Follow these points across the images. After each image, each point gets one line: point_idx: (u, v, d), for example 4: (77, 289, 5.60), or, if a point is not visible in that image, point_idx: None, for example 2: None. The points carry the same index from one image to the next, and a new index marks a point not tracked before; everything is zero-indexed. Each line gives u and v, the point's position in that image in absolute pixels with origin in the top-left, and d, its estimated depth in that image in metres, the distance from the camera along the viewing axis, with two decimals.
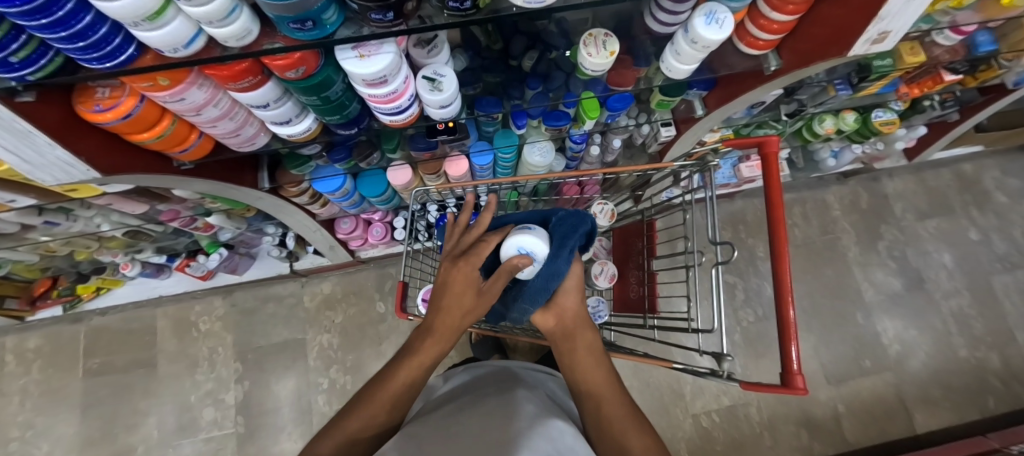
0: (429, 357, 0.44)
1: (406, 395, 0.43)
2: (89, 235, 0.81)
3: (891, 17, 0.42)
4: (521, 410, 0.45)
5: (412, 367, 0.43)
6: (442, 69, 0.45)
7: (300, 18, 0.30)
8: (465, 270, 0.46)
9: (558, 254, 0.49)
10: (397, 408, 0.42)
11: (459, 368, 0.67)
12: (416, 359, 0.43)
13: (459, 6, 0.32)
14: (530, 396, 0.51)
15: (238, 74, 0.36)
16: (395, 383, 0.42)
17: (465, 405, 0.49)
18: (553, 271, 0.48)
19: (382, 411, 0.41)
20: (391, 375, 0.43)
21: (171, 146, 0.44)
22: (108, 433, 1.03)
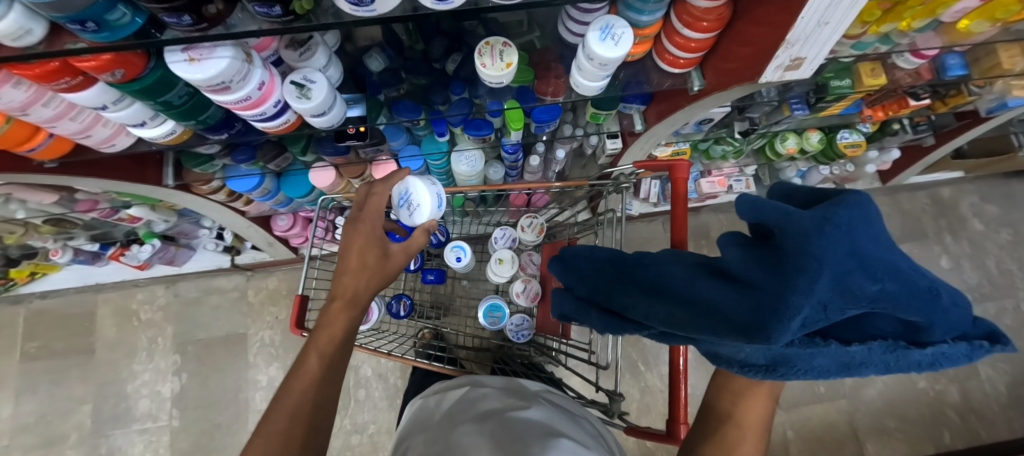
0: (340, 329, 0.39)
1: (330, 378, 0.36)
2: (13, 222, 0.78)
3: (800, 41, 0.39)
4: (524, 432, 0.40)
5: (327, 347, 0.37)
6: (314, 76, 0.42)
7: (75, 18, 0.26)
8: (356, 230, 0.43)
9: (872, 362, 0.24)
10: (323, 398, 0.35)
11: (460, 379, 0.59)
12: (325, 333, 0.38)
13: (268, 11, 0.29)
14: (541, 413, 0.45)
15: (49, 74, 0.32)
16: (310, 366, 0.36)
17: (469, 426, 0.42)
18: (846, 366, 0.25)
19: (294, 417, 0.33)
20: (302, 362, 0.36)
21: (15, 143, 0.41)
22: (41, 419, 1.02)
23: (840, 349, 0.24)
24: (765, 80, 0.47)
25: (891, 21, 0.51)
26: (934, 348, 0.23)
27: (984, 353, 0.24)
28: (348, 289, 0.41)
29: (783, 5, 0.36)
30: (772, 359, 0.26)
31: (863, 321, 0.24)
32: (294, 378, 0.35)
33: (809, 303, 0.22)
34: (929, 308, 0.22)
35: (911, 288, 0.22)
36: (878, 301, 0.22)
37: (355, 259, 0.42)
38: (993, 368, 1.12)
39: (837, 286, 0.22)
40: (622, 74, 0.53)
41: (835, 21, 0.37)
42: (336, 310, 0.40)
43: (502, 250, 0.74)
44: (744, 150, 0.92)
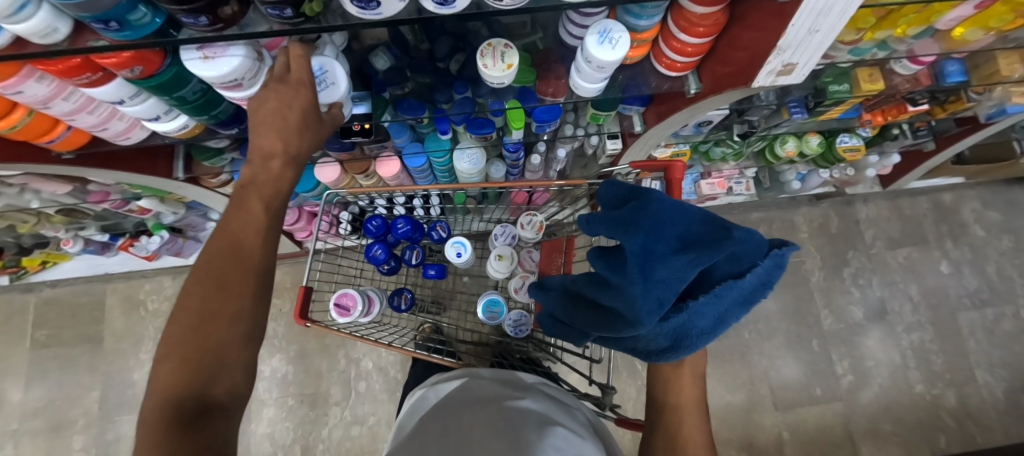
0: (285, 182, 0.41)
1: (272, 228, 0.39)
2: (26, 211, 0.80)
3: (792, 48, 0.41)
4: (521, 420, 0.41)
5: (267, 193, 0.40)
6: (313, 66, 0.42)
7: (99, 18, 0.27)
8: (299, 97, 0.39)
9: (732, 307, 0.31)
10: (265, 246, 0.38)
11: (453, 373, 0.60)
12: (268, 186, 0.40)
13: (279, 13, 0.30)
14: (538, 406, 0.46)
15: (72, 69, 0.33)
16: (254, 215, 0.38)
17: (462, 416, 0.43)
18: (721, 318, 0.32)
19: (242, 259, 0.36)
20: (244, 210, 0.38)
21: (35, 135, 0.43)
22: (50, 405, 1.05)
23: (702, 305, 0.30)
24: (758, 84, 0.49)
25: (886, 28, 0.52)
26: (751, 272, 0.30)
27: (783, 258, 0.31)
28: (281, 143, 0.40)
29: (776, 12, 0.37)
30: (674, 338, 0.33)
31: (709, 274, 0.31)
32: (235, 225, 0.37)
33: (654, 287, 0.30)
34: (728, 248, 0.29)
35: (708, 242, 0.30)
36: (695, 262, 0.29)
37: (298, 116, 0.39)
38: (990, 374, 1.12)
39: (660, 267, 0.30)
40: (621, 76, 0.54)
41: (825, 28, 0.38)
42: (272, 165, 0.40)
43: (502, 247, 0.76)
44: (744, 152, 0.93)
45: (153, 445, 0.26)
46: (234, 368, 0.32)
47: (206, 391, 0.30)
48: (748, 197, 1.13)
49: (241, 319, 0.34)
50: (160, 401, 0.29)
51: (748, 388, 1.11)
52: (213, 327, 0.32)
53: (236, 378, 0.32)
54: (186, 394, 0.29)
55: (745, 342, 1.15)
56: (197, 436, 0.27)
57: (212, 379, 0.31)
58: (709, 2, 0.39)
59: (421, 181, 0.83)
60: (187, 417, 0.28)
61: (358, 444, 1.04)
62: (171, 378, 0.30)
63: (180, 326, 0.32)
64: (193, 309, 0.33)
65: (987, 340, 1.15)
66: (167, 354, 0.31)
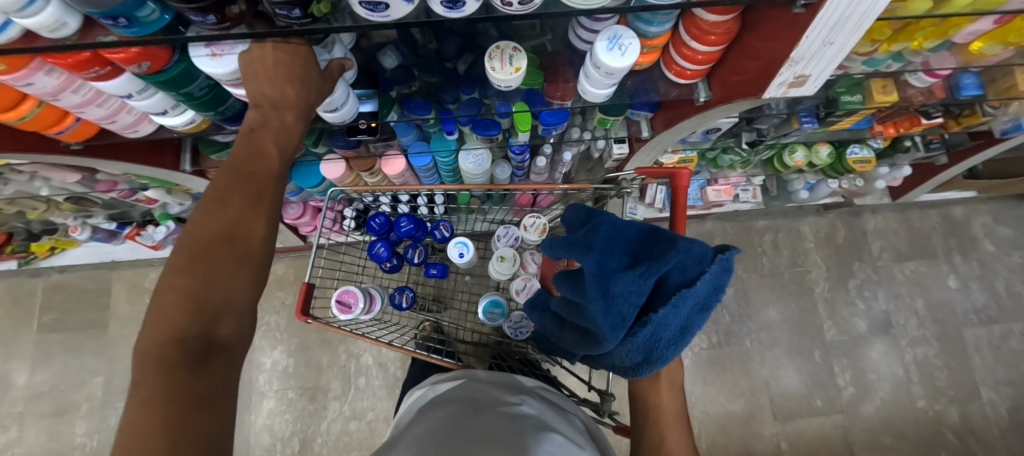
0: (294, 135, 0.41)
1: (279, 177, 0.40)
2: (36, 198, 0.81)
3: (805, 59, 0.41)
4: (516, 424, 0.41)
5: (282, 139, 0.40)
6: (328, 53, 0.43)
7: (108, 15, 0.27)
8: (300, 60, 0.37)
9: (692, 314, 0.34)
10: (273, 193, 0.39)
11: (450, 373, 0.61)
12: (278, 135, 0.40)
13: (288, 14, 0.30)
14: (535, 410, 0.46)
15: (82, 64, 0.34)
16: (268, 161, 0.39)
17: (462, 421, 0.42)
18: (683, 326, 0.35)
19: (254, 204, 0.37)
20: (257, 153, 0.38)
21: (44, 126, 0.43)
22: (55, 388, 1.06)
23: (662, 317, 0.34)
24: (768, 96, 0.49)
25: (902, 40, 0.51)
26: (701, 281, 0.33)
27: (729, 261, 0.35)
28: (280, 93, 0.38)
29: (791, 23, 0.36)
30: (645, 353, 0.36)
31: (665, 284, 0.34)
32: (247, 167, 0.38)
33: (606, 304, 0.34)
34: (674, 258, 0.33)
35: (656, 256, 0.34)
36: (646, 274, 0.33)
37: (300, 69, 0.38)
38: (995, 392, 1.11)
39: (621, 280, 0.33)
40: (629, 82, 0.54)
41: (839, 41, 0.38)
42: (287, 113, 0.39)
43: (504, 248, 0.75)
44: (752, 160, 0.92)
45: (158, 375, 0.27)
46: (239, 306, 0.33)
47: (213, 323, 0.31)
48: (754, 205, 1.12)
49: (249, 259, 0.35)
50: (167, 328, 0.29)
51: (747, 397, 1.11)
52: (224, 262, 0.33)
53: (240, 315, 0.33)
54: (194, 326, 0.30)
55: (746, 350, 1.14)
56: (201, 373, 0.28)
57: (218, 315, 0.32)
58: (722, 11, 0.38)
59: (426, 180, 0.82)
60: (199, 347, 0.29)
61: (356, 439, 1.05)
62: (176, 307, 0.30)
63: (187, 257, 0.33)
64: (202, 245, 0.33)
65: (992, 357, 1.13)
66: (172, 283, 0.31)
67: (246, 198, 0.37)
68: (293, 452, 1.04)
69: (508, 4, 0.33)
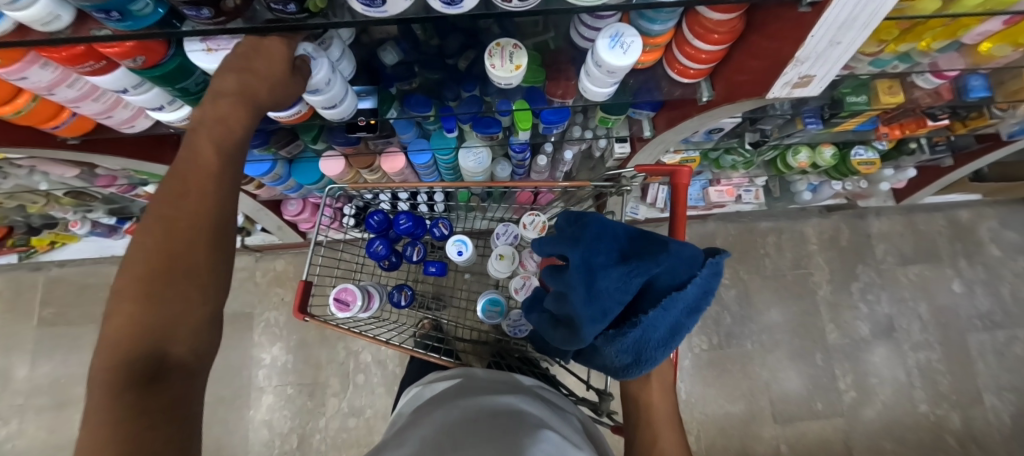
0: (240, 125, 0.33)
1: (230, 176, 0.32)
2: (36, 193, 0.81)
3: (810, 60, 0.40)
4: (512, 424, 0.40)
5: (221, 131, 0.32)
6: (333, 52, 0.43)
7: (100, 8, 0.27)
8: (270, 50, 0.33)
9: (681, 316, 0.35)
10: (225, 193, 0.32)
11: (449, 371, 0.61)
12: (219, 127, 0.32)
13: (284, 8, 0.30)
14: (534, 412, 0.45)
15: (77, 58, 0.33)
16: (207, 160, 0.31)
17: (461, 424, 0.41)
18: (672, 328, 0.35)
19: (200, 207, 0.30)
20: (195, 153, 0.31)
21: (41, 121, 0.43)
22: (56, 382, 1.07)
23: (652, 318, 0.34)
24: (773, 96, 0.48)
25: (910, 41, 0.50)
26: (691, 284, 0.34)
27: (719, 266, 0.36)
28: (238, 83, 0.32)
29: (798, 22, 0.35)
30: (635, 354, 0.36)
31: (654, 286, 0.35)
32: (187, 169, 0.31)
33: (591, 301, 0.34)
34: (664, 259, 0.34)
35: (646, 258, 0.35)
36: (635, 273, 0.33)
37: (272, 61, 0.33)
38: (997, 398, 1.10)
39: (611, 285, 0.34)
40: (632, 81, 0.53)
41: (846, 41, 0.37)
42: (224, 103, 0.32)
43: (503, 246, 0.75)
44: (755, 161, 0.91)
45: (100, 406, 0.23)
46: (194, 324, 0.28)
47: (165, 350, 0.26)
48: (756, 206, 1.11)
49: (199, 273, 0.29)
50: (113, 360, 0.24)
51: (748, 399, 1.10)
52: (170, 281, 0.27)
53: (198, 336, 0.28)
54: (139, 355, 0.25)
55: (747, 352, 1.13)
56: (148, 401, 0.24)
57: (172, 335, 0.27)
58: (726, 9, 0.38)
59: (426, 178, 0.82)
60: (144, 379, 0.24)
61: (354, 436, 1.05)
62: (124, 335, 0.25)
63: (129, 279, 0.27)
64: (143, 266, 0.27)
65: (996, 362, 1.12)
66: (114, 310, 0.26)
67: (184, 204, 0.29)
68: (292, 449, 1.04)
69: None
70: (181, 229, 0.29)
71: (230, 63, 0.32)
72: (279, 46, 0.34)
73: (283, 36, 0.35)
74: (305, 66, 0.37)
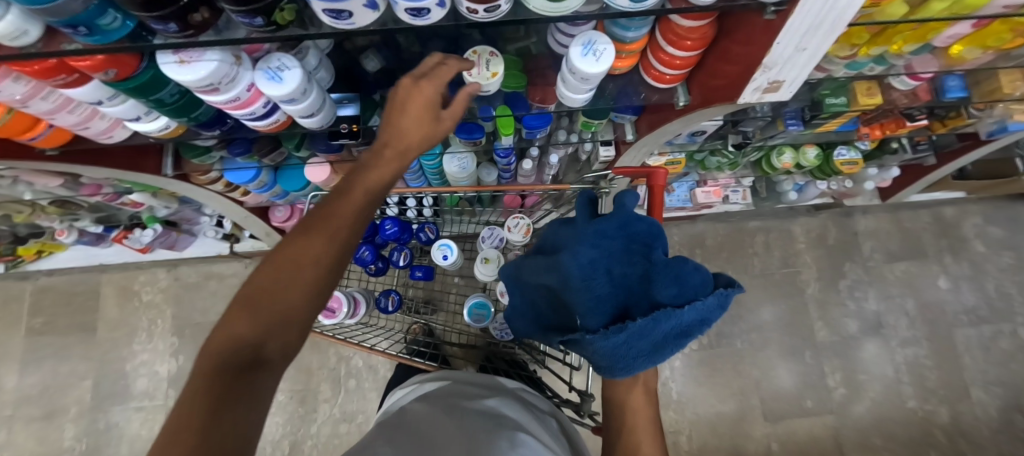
0: (401, 161, 0.36)
1: (381, 197, 0.34)
2: (20, 202, 0.81)
3: (778, 65, 0.41)
4: (492, 426, 0.41)
5: (394, 163, 0.35)
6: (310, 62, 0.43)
7: (67, 23, 0.27)
8: (425, 89, 0.37)
9: (668, 335, 0.34)
10: (371, 218, 0.33)
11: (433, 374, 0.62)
12: (388, 157, 0.35)
13: (252, 22, 0.30)
14: (516, 416, 0.45)
15: (48, 71, 0.33)
16: (372, 182, 0.33)
17: (443, 421, 0.41)
18: (656, 344, 0.35)
19: (353, 220, 0.31)
20: (366, 172, 0.33)
21: (17, 133, 0.43)
22: (44, 392, 1.06)
23: (639, 327, 0.33)
24: (744, 101, 0.49)
25: (881, 44, 0.51)
26: (690, 307, 0.32)
27: (727, 299, 0.34)
28: (409, 126, 0.37)
29: (764, 28, 0.36)
30: (614, 358, 0.36)
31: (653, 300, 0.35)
32: (349, 183, 0.32)
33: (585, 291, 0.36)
34: (668, 271, 0.34)
35: (653, 273, 0.35)
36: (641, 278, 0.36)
37: (426, 100, 0.37)
38: (985, 392, 1.11)
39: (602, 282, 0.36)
40: (611, 86, 0.53)
41: (811, 47, 0.38)
42: (406, 138, 0.36)
43: (488, 250, 0.75)
44: (740, 162, 0.92)
45: (195, 386, 0.21)
46: (302, 326, 0.26)
47: (266, 345, 0.24)
48: (744, 206, 1.11)
49: (328, 276, 0.28)
50: (228, 341, 0.24)
51: (738, 398, 1.11)
52: (294, 275, 0.26)
53: (296, 341, 0.26)
54: (245, 343, 0.24)
55: (737, 351, 1.14)
56: (235, 392, 0.21)
57: (278, 330, 0.25)
58: (697, 16, 0.38)
59: (413, 182, 0.82)
60: (240, 371, 0.22)
61: (347, 441, 1.05)
62: (244, 324, 0.24)
63: (267, 267, 0.27)
64: (282, 258, 0.27)
65: (983, 357, 1.14)
66: (247, 293, 0.26)
67: (337, 209, 0.30)
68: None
69: (475, 10, 0.31)
70: (333, 231, 0.29)
71: (405, 100, 0.37)
72: (431, 89, 0.37)
73: (429, 77, 0.38)
74: (455, 112, 0.40)
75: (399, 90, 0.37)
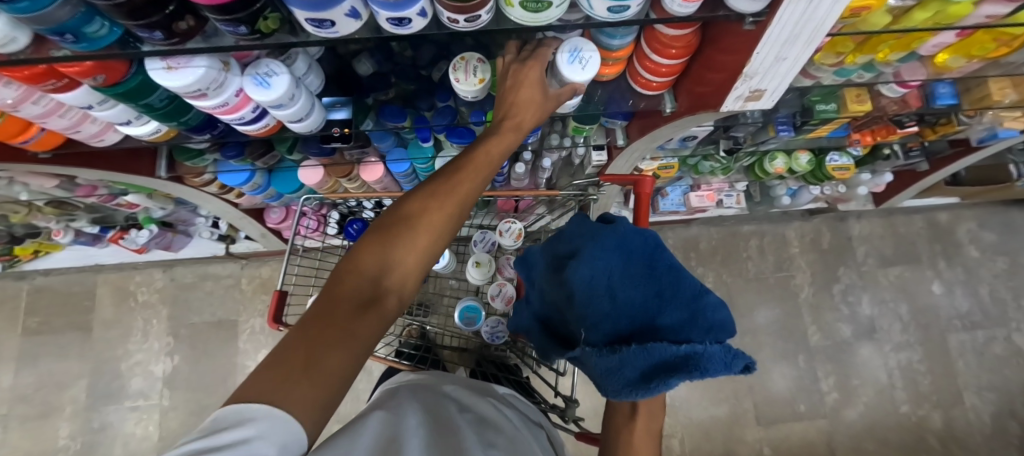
0: (500, 148, 0.41)
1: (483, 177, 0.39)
2: (16, 203, 0.81)
3: (760, 74, 0.42)
4: (488, 433, 0.40)
5: (494, 145, 0.41)
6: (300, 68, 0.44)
7: (54, 31, 0.28)
8: (530, 79, 0.42)
9: (654, 370, 0.31)
10: (475, 195, 0.38)
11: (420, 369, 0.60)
12: (494, 143, 0.41)
13: (237, 30, 0.30)
14: (511, 426, 0.45)
15: (37, 77, 0.34)
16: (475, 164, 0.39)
17: (441, 415, 0.40)
18: (640, 376, 0.32)
19: (459, 205, 0.37)
20: (469, 155, 0.40)
21: (8, 136, 0.44)
22: (40, 391, 1.06)
23: (628, 353, 0.32)
24: (728, 107, 0.51)
25: (867, 52, 0.51)
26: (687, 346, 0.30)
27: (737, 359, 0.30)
28: (516, 113, 0.42)
29: (745, 38, 0.37)
30: (599, 377, 0.35)
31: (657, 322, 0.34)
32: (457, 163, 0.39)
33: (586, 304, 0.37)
34: (678, 311, 0.34)
35: (665, 297, 0.35)
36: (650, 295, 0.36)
37: (530, 92, 0.42)
38: (978, 397, 1.11)
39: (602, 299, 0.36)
40: (599, 93, 0.54)
41: (791, 57, 0.39)
42: (507, 127, 0.42)
43: (480, 254, 0.76)
44: (733, 167, 0.93)
45: (330, 301, 0.29)
46: (408, 274, 0.33)
47: (382, 283, 0.31)
48: (739, 210, 1.10)
49: (429, 242, 0.34)
50: (356, 276, 0.31)
51: (731, 402, 1.11)
52: (403, 236, 0.33)
53: (405, 287, 0.33)
54: (365, 281, 0.31)
55: None
56: (354, 316, 0.28)
57: (388, 275, 0.32)
58: (680, 25, 0.39)
59: (407, 186, 0.82)
60: (360, 301, 0.30)
61: None
62: (367, 264, 0.32)
63: (386, 225, 0.34)
64: (397, 220, 0.34)
65: (976, 362, 1.14)
66: (370, 241, 0.33)
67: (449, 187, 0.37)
68: None
69: (456, 20, 0.32)
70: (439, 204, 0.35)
71: (517, 87, 0.42)
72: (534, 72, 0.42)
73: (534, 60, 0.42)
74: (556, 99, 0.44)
75: (507, 80, 0.43)
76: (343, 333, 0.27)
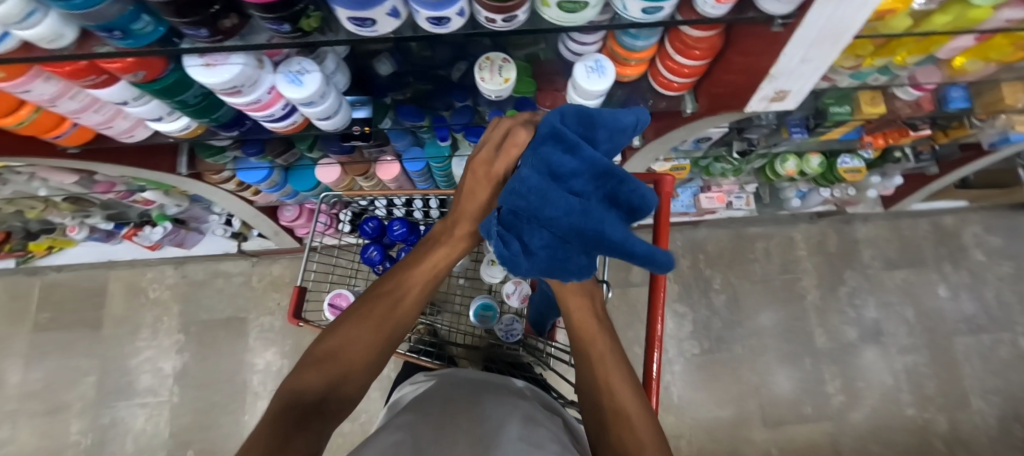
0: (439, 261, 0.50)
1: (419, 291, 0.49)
2: (32, 198, 0.81)
3: (785, 75, 0.42)
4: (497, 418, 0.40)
5: (436, 259, 0.50)
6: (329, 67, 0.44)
7: (103, 27, 0.28)
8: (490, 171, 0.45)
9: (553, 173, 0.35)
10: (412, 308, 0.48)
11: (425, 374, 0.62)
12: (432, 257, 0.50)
13: (279, 28, 0.31)
14: (526, 408, 0.45)
15: (79, 72, 0.34)
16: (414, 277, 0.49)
17: (453, 410, 0.42)
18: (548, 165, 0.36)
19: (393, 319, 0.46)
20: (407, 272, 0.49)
21: (41, 131, 0.44)
22: (50, 387, 1.07)
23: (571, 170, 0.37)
24: (751, 108, 0.51)
25: (885, 55, 0.51)
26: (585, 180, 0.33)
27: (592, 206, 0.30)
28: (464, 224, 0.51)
29: (770, 39, 0.37)
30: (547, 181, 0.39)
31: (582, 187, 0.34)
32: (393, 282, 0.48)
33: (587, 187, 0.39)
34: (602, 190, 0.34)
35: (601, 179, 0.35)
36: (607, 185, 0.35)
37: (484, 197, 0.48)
38: (984, 401, 1.11)
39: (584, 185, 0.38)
40: (618, 93, 0.55)
41: (816, 58, 0.39)
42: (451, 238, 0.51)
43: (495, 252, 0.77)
44: (744, 169, 0.93)
45: (287, 403, 0.37)
46: (358, 371, 0.42)
47: (336, 387, 0.40)
48: (747, 212, 1.12)
49: (373, 345, 0.43)
50: (313, 380, 0.39)
51: (737, 403, 1.11)
52: (345, 345, 0.42)
53: (356, 384, 0.41)
54: (318, 385, 0.39)
55: (736, 356, 1.15)
56: (307, 411, 0.36)
57: (344, 378, 0.41)
58: (705, 27, 0.39)
59: (421, 184, 0.83)
60: (314, 403, 0.37)
61: (349, 440, 1.06)
62: (315, 376, 0.40)
63: (335, 338, 0.43)
64: (345, 334, 0.44)
65: (982, 366, 1.14)
66: (320, 352, 0.42)
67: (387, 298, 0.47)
68: None
69: (492, 20, 0.32)
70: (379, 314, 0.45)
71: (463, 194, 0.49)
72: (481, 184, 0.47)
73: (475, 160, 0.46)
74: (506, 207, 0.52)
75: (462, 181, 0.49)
76: (308, 424, 0.35)
